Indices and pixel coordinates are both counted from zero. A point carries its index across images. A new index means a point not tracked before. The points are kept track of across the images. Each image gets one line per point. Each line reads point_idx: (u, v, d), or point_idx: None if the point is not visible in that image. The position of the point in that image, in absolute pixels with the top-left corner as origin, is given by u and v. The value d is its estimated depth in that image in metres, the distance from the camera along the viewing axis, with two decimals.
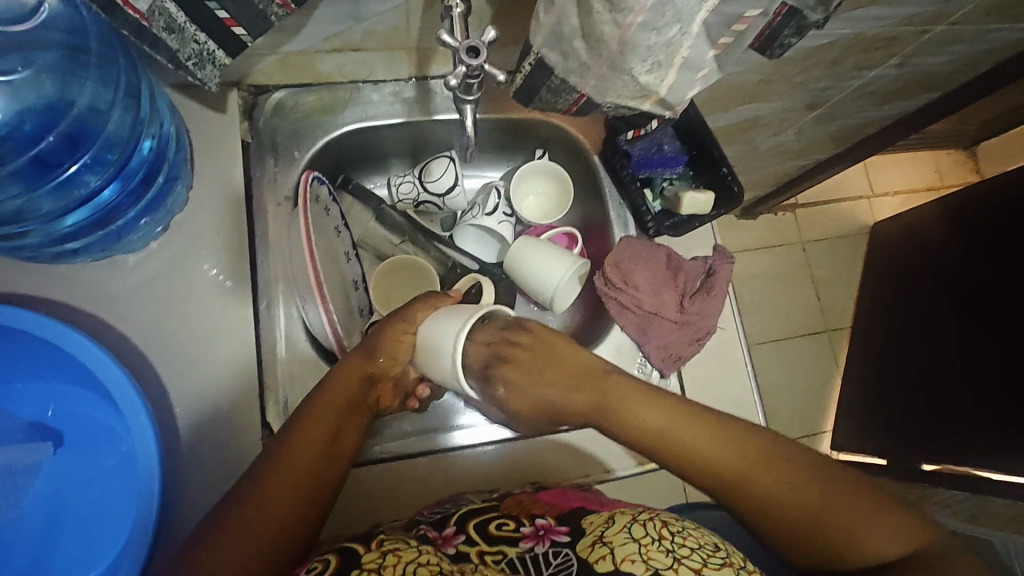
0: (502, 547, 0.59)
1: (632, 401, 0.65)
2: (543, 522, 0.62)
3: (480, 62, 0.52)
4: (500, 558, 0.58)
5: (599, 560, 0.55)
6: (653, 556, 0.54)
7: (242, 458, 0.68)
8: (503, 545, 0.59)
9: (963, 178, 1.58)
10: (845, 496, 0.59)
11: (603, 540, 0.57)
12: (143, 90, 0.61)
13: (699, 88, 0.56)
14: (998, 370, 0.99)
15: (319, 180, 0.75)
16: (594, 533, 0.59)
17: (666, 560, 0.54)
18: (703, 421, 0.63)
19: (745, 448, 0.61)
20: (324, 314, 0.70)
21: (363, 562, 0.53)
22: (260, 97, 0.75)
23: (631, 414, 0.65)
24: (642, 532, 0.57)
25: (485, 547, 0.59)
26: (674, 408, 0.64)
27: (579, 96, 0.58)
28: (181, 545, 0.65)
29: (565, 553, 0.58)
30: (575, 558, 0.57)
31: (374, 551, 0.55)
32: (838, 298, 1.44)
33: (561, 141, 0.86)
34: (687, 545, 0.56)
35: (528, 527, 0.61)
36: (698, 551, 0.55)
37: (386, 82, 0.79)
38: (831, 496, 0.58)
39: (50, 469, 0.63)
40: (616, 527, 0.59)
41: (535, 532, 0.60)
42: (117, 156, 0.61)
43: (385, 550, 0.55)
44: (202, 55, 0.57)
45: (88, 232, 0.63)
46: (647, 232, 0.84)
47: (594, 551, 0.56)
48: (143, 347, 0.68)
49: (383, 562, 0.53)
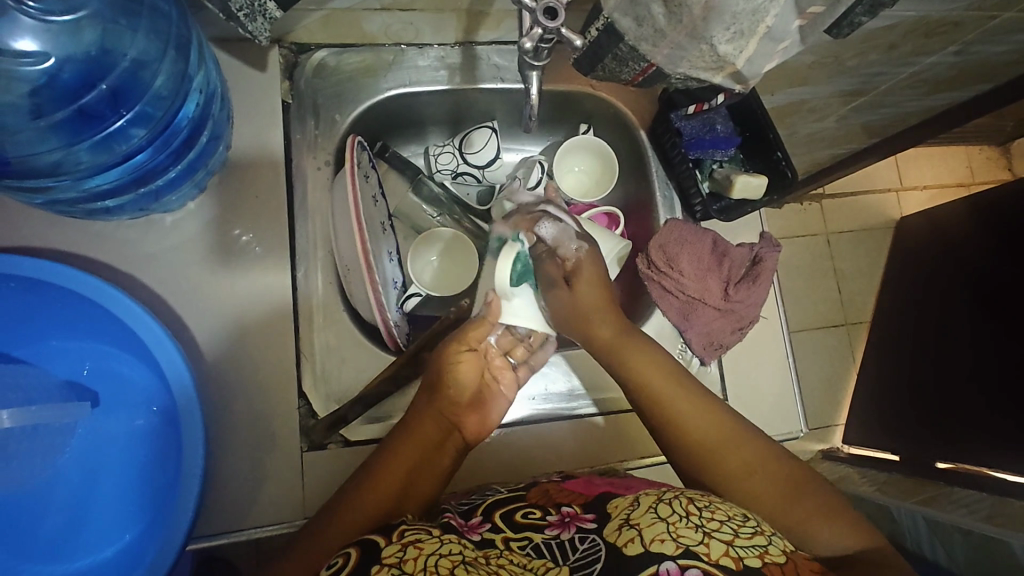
0: (528, 533, 0.58)
1: (635, 359, 0.68)
2: (569, 510, 0.61)
3: (557, 25, 0.49)
4: (525, 544, 0.57)
5: (628, 543, 0.53)
6: (683, 533, 0.52)
7: (275, 426, 0.67)
8: (529, 532, 0.59)
9: (995, 175, 1.46)
10: (795, 490, 0.60)
11: (630, 522, 0.56)
12: (193, 41, 0.59)
13: (776, 61, 0.53)
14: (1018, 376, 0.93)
15: (362, 145, 0.73)
16: (620, 516, 0.58)
17: (696, 536, 0.52)
18: (686, 385, 0.67)
19: (722, 423, 0.64)
20: (371, 290, 0.68)
21: (383, 558, 0.51)
22: (301, 56, 0.73)
23: (624, 360, 0.69)
24: (669, 510, 0.55)
25: (510, 534, 0.59)
26: (672, 378, 0.67)
27: (648, 66, 0.56)
28: (212, 514, 0.64)
29: (593, 539, 0.56)
30: (603, 542, 0.55)
31: (396, 543, 0.53)
32: (861, 289, 1.32)
33: (608, 117, 0.84)
34: (716, 519, 0.54)
35: (554, 515, 0.60)
36: (728, 523, 0.54)
37: (432, 46, 0.76)
38: (785, 489, 0.60)
39: (85, 429, 0.62)
40: (642, 509, 0.57)
41: (562, 520, 0.59)
42: (162, 113, 0.59)
43: (407, 542, 0.53)
44: (253, 6, 0.54)
45: (125, 191, 0.61)
46: (693, 215, 0.82)
47: (621, 535, 0.55)
48: (177, 309, 0.66)
49: (404, 556, 0.51)
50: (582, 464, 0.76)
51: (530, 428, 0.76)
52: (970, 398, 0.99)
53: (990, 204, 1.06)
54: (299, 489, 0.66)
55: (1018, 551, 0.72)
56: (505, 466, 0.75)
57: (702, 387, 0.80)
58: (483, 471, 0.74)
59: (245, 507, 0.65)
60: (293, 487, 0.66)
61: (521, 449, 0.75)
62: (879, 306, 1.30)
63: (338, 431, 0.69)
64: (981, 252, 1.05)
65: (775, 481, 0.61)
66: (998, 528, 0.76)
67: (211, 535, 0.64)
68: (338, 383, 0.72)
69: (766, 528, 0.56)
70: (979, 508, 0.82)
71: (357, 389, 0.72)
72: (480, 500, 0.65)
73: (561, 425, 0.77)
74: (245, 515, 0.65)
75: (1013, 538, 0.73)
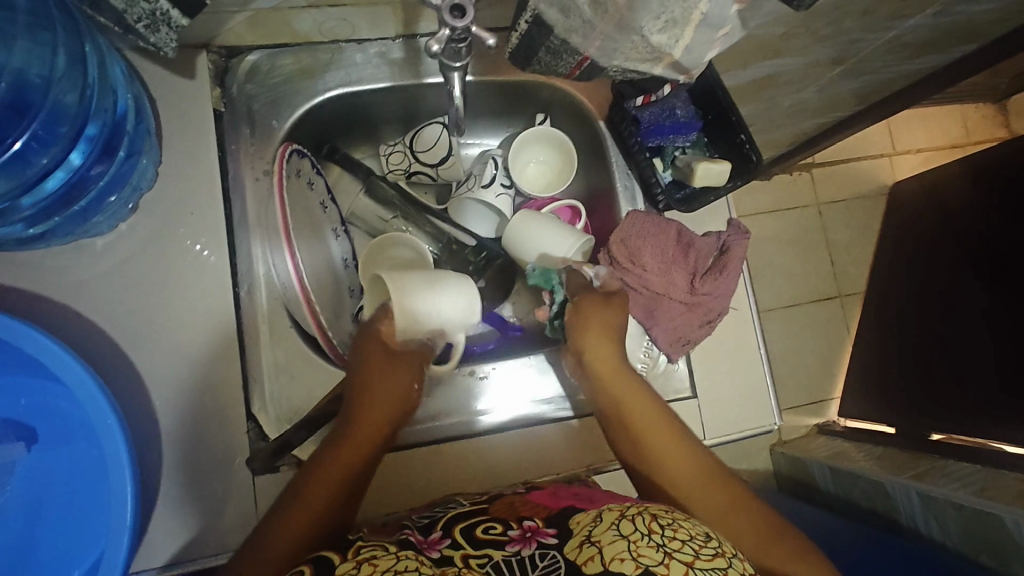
0: (488, 550, 0.54)
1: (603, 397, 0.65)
2: (530, 524, 0.58)
3: (467, 24, 0.45)
4: (485, 561, 0.53)
5: (587, 562, 0.51)
6: (643, 552, 0.50)
7: (227, 447, 0.65)
8: (489, 549, 0.55)
9: (992, 134, 1.39)
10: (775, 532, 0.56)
11: (591, 540, 0.53)
12: (89, 54, 0.56)
13: (718, 48, 0.48)
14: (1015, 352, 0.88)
15: (300, 152, 0.70)
16: (582, 533, 0.55)
17: (656, 556, 0.50)
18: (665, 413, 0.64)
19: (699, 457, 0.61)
20: (291, 261, 0.63)
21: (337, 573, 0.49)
22: (233, 60, 0.69)
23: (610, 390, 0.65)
24: (631, 527, 0.53)
25: (470, 550, 0.55)
26: (653, 405, 0.64)
27: (582, 58, 0.52)
28: (169, 540, 0.63)
29: (553, 555, 0.53)
30: (564, 559, 0.52)
31: (351, 559, 0.51)
32: (852, 262, 1.27)
33: (564, 106, 0.80)
34: (677, 538, 0.52)
35: (516, 530, 0.57)
36: (689, 543, 0.51)
37: (371, 42, 0.72)
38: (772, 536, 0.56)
39: (26, 466, 0.60)
40: (604, 525, 0.54)
41: (522, 535, 0.56)
42: (69, 128, 0.56)
43: (361, 560, 0.51)
44: (154, 16, 0.51)
45: (49, 216, 0.59)
46: (656, 207, 0.77)
47: (582, 552, 0.52)
48: (116, 336, 0.64)
49: (358, 570, 0.49)
50: (545, 470, 0.74)
51: (498, 439, 0.74)
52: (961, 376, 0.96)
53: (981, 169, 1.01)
54: (255, 511, 0.65)
55: (1012, 527, 0.69)
56: (466, 475, 0.73)
57: (670, 383, 0.77)
58: (452, 477, 0.73)
59: (203, 531, 0.64)
60: (249, 508, 0.65)
61: (485, 461, 0.74)
62: (872, 278, 1.25)
63: (289, 453, 0.66)
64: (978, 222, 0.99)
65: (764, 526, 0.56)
66: (994, 504, 0.72)
67: (170, 562, 0.63)
68: (288, 401, 0.69)
69: (728, 548, 0.53)
70: (972, 483, 0.79)
71: (312, 404, 0.69)
72: (440, 514, 0.62)
73: (523, 432, 0.75)
74: (203, 540, 0.64)
75: (1007, 513, 0.70)
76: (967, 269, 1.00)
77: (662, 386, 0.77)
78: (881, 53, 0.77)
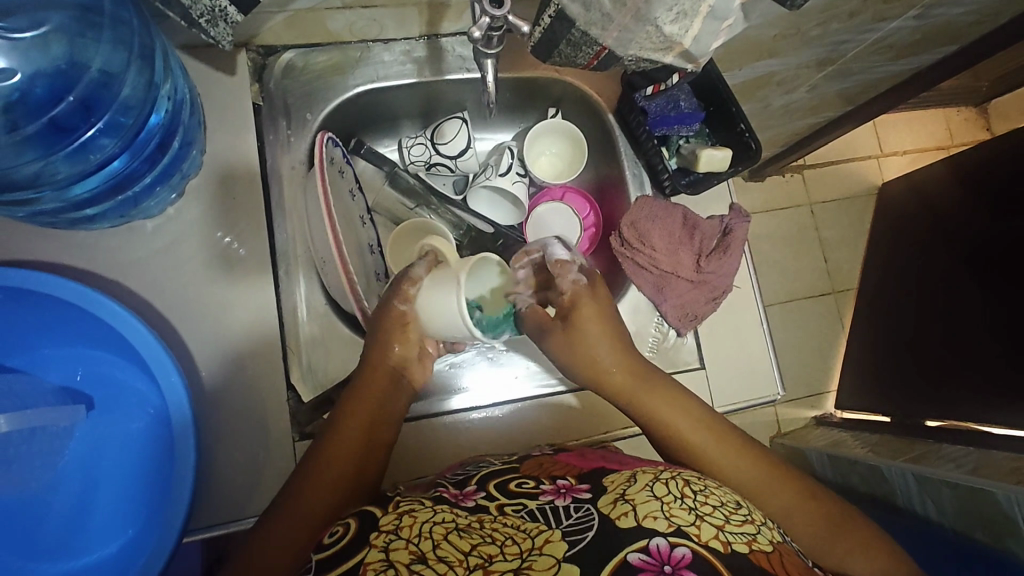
0: (522, 499, 0.60)
1: (655, 407, 0.67)
2: (563, 483, 0.62)
3: (503, 13, 0.51)
4: (519, 509, 0.58)
5: (621, 516, 0.55)
6: (675, 512, 0.55)
7: (267, 421, 0.69)
8: (523, 499, 0.60)
9: (974, 136, 1.46)
10: (840, 526, 0.62)
11: (625, 498, 0.57)
12: (157, 50, 0.61)
13: (723, 39, 0.54)
14: (1000, 335, 0.93)
15: (332, 141, 0.75)
16: (616, 491, 0.59)
17: (688, 517, 0.54)
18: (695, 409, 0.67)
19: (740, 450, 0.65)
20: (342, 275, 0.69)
21: (381, 524, 0.55)
22: (269, 58, 0.74)
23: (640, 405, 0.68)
24: (664, 491, 0.57)
25: (505, 500, 0.60)
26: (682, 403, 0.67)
27: (600, 49, 0.57)
28: (211, 506, 0.67)
29: (587, 508, 0.57)
30: (598, 513, 0.56)
31: (391, 512, 0.56)
32: (845, 259, 1.33)
33: (576, 102, 0.86)
34: (709, 503, 0.57)
35: (548, 486, 0.62)
36: (720, 509, 0.56)
37: (397, 41, 0.77)
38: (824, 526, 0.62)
39: (83, 431, 0.66)
40: (638, 486, 0.59)
41: (556, 490, 0.61)
42: (132, 120, 0.61)
43: (402, 511, 0.56)
44: (214, 12, 0.57)
45: (107, 198, 0.64)
46: (664, 192, 0.83)
47: (616, 508, 0.56)
48: (164, 313, 0.69)
49: (399, 522, 0.54)
50: (571, 436, 0.79)
51: (521, 409, 0.79)
52: (951, 358, 1.01)
53: (968, 167, 1.06)
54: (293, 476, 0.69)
55: (1004, 503, 0.72)
56: (495, 440, 0.78)
57: (680, 357, 0.82)
58: (477, 447, 0.78)
59: (242, 498, 0.68)
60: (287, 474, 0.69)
61: (510, 429, 0.79)
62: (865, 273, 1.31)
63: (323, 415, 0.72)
64: (963, 215, 1.05)
65: (826, 517, 0.62)
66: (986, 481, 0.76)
67: (209, 525, 0.67)
68: (323, 371, 0.76)
69: (757, 517, 0.58)
70: (965, 463, 0.83)
71: (344, 374, 0.77)
72: (474, 471, 0.68)
73: (542, 407, 0.80)
74: (243, 505, 0.68)
75: (998, 490, 0.73)
76: (955, 259, 1.05)
77: (672, 358, 0.81)
78: (869, 55, 0.83)
